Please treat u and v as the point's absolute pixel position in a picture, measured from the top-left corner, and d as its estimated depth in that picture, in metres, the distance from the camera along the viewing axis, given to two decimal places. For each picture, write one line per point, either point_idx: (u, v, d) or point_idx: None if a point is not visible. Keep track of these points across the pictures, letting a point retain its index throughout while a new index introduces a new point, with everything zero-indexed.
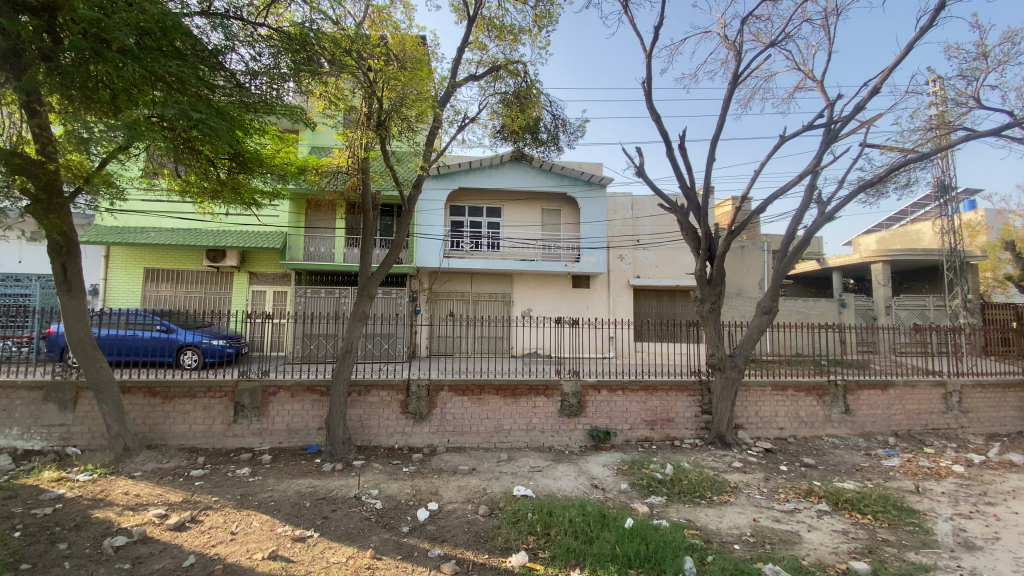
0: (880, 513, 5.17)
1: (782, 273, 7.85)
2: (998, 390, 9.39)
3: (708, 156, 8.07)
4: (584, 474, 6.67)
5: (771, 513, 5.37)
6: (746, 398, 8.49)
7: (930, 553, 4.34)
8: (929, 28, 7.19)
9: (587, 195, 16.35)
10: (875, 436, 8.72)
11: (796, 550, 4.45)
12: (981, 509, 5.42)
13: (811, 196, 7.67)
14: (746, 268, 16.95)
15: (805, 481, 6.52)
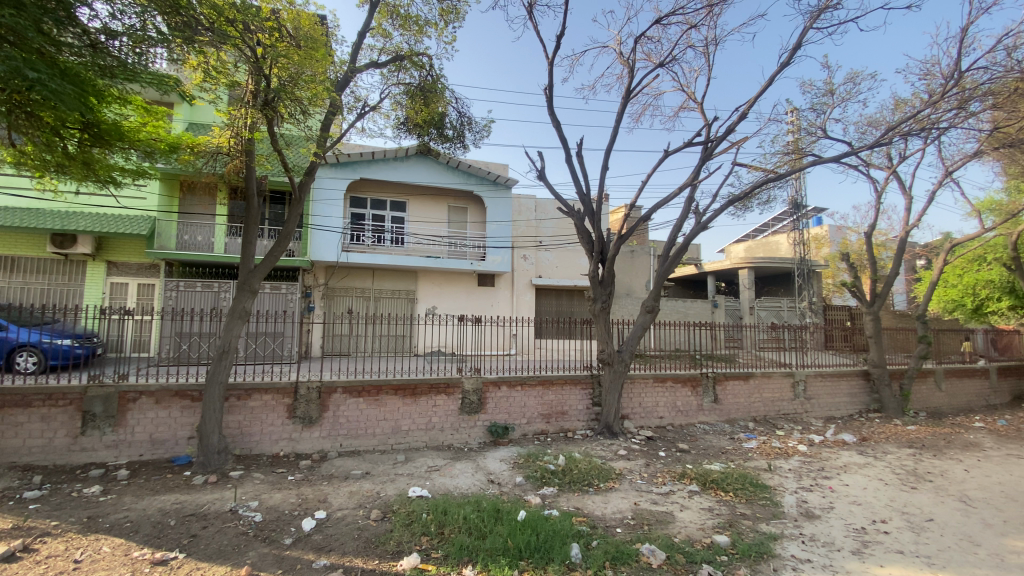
0: (739, 491, 5.84)
1: (664, 276, 8.53)
2: (834, 379, 11.04)
3: (602, 164, 8.53)
4: (480, 471, 6.71)
5: (650, 496, 5.82)
6: (632, 390, 9.15)
7: (778, 523, 4.98)
8: (787, 65, 8.22)
9: (493, 194, 16.52)
10: (738, 422, 9.85)
11: (670, 529, 4.86)
12: (818, 482, 6.33)
13: (689, 207, 8.42)
14: (636, 271, 18.27)
15: (679, 464, 7.17)
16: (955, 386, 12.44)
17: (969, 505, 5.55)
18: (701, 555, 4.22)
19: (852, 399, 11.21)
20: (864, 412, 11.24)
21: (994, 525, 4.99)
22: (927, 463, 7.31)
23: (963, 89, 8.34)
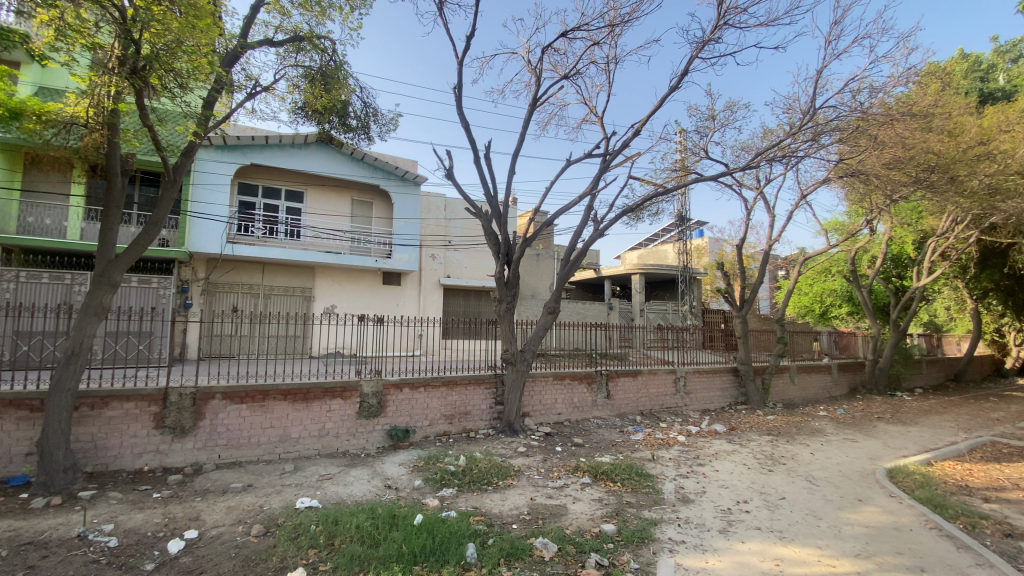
0: (627, 481, 6.25)
1: (564, 280, 8.89)
2: (710, 375, 12.26)
3: (509, 168, 8.69)
4: (377, 476, 6.49)
5: (546, 491, 6.02)
6: (532, 389, 9.42)
7: (659, 509, 5.40)
8: (677, 88, 8.97)
9: (399, 190, 16.09)
10: (628, 416, 10.55)
11: (562, 521, 5.08)
12: (694, 470, 6.98)
13: (589, 215, 8.87)
14: (541, 274, 18.83)
15: (574, 459, 7.52)
16: (805, 380, 14.40)
17: (812, 483, 6.45)
18: (590, 544, 4.45)
19: (724, 393, 12.51)
20: (734, 404, 12.60)
21: (830, 499, 5.84)
22: (782, 448, 8.38)
23: (816, 124, 9.66)
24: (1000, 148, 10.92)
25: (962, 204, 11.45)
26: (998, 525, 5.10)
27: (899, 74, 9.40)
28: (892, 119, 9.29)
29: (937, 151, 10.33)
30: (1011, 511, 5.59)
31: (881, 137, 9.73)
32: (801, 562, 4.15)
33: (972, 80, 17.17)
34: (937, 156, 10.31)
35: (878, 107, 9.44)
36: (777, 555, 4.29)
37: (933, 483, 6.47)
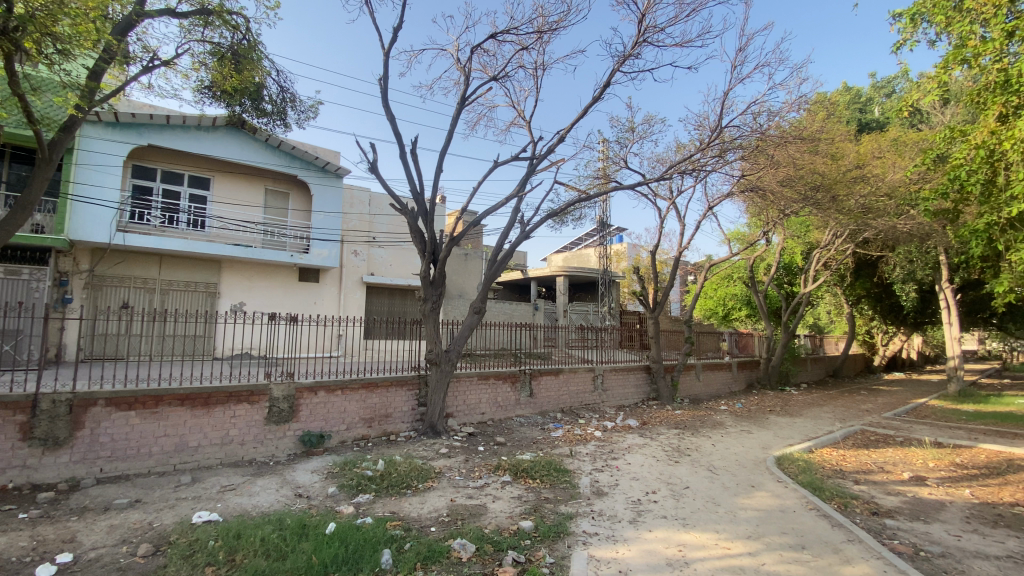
0: (545, 477, 6.42)
1: (491, 281, 8.92)
2: (625, 372, 12.88)
3: (436, 167, 8.58)
4: (287, 485, 6.13)
5: (465, 491, 6.01)
6: (456, 389, 9.38)
7: (575, 504, 5.59)
8: (599, 99, 9.33)
9: (319, 182, 15.32)
10: (549, 413, 10.81)
11: (481, 521, 5.10)
12: (608, 463, 7.30)
13: (516, 216, 8.97)
14: (468, 273, 18.76)
15: (495, 458, 7.57)
16: (709, 376, 15.62)
17: (713, 472, 6.99)
18: (508, 542, 4.51)
19: (638, 389, 13.20)
20: (647, 400, 13.34)
21: (728, 486, 6.37)
22: (688, 440, 9.00)
23: (722, 141, 10.47)
24: (872, 173, 12.48)
25: (841, 220, 12.96)
26: (863, 504, 5.83)
27: (792, 101, 10.44)
28: (786, 142, 10.30)
29: (822, 173, 11.63)
30: (875, 490, 6.43)
31: (777, 157, 10.76)
32: (701, 546, 4.48)
33: (851, 111, 19.46)
34: (821, 177, 11.62)
35: (775, 129, 10.44)
36: (681, 541, 4.59)
37: (814, 468, 7.27)
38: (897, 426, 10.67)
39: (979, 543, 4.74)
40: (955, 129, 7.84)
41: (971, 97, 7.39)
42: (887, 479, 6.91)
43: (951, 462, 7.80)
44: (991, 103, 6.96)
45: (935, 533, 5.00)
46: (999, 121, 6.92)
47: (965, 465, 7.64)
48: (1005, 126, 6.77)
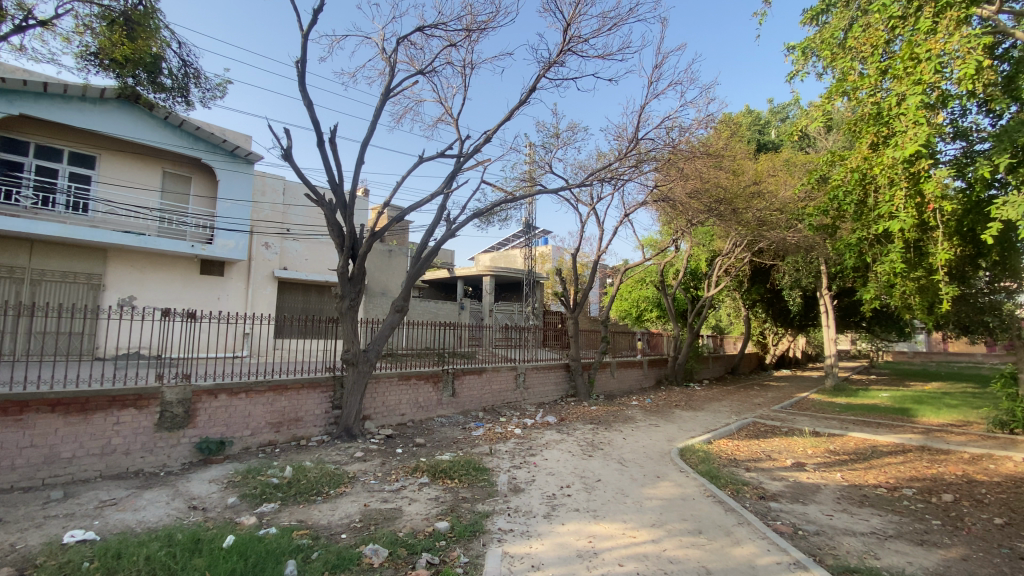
0: (463, 476, 6.40)
1: (414, 279, 8.74)
2: (546, 370, 13.18)
3: (357, 158, 8.26)
4: (179, 497, 5.59)
5: (380, 495, 5.84)
6: (375, 390, 9.09)
7: (491, 502, 5.63)
8: (525, 102, 9.47)
9: (228, 167, 14.15)
10: (471, 412, 10.78)
11: (396, 524, 4.98)
12: (526, 460, 7.44)
13: (441, 214, 8.86)
14: (392, 270, 18.24)
15: (413, 459, 7.43)
16: (623, 373, 16.46)
17: (624, 465, 7.37)
18: (422, 544, 4.44)
19: (558, 387, 13.57)
20: (566, 397, 13.75)
21: (636, 478, 6.73)
22: (602, 435, 9.41)
23: (639, 152, 11.04)
24: (767, 189, 13.77)
25: (740, 230, 14.20)
26: (753, 489, 6.43)
27: (701, 119, 11.26)
28: (695, 156, 11.08)
29: (724, 187, 12.69)
30: (763, 477, 7.11)
31: (686, 170, 11.56)
32: (609, 536, 4.70)
33: (751, 133, 21.35)
34: (723, 191, 12.67)
35: (686, 144, 11.20)
36: (591, 532, 4.79)
37: (712, 458, 7.91)
38: (782, 417, 11.89)
39: (844, 519, 5.41)
40: (835, 153, 8.86)
41: (850, 126, 8.35)
42: (774, 466, 7.68)
43: (825, 448, 8.83)
44: (864, 132, 7.94)
45: (811, 513, 5.62)
46: (869, 149, 7.92)
47: (836, 451, 8.68)
48: (874, 154, 7.76)
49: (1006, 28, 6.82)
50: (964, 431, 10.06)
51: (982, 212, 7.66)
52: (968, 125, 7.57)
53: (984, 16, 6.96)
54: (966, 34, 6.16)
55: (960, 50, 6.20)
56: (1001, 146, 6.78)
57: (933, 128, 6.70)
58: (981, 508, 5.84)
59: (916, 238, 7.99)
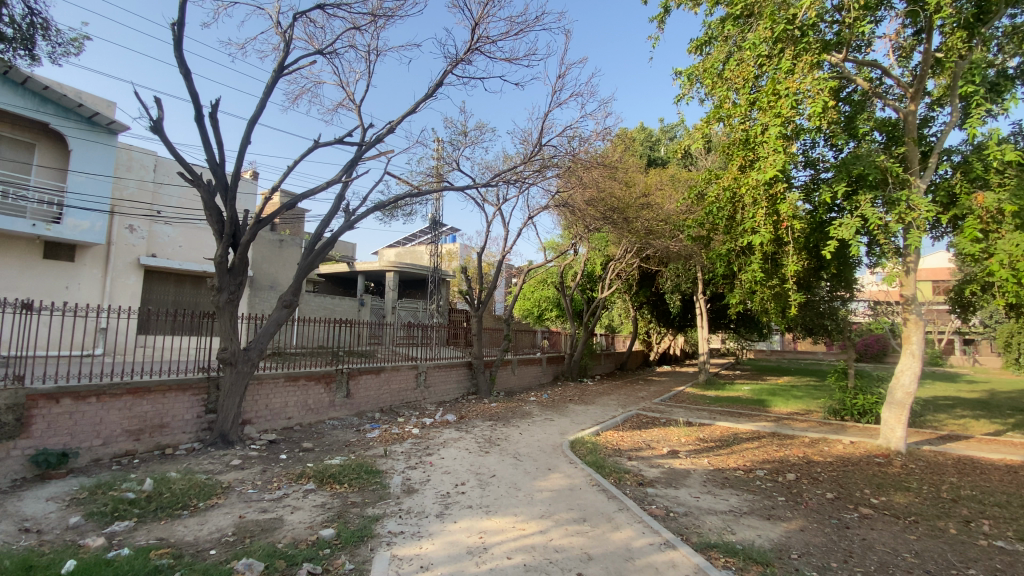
0: (354, 480, 6.15)
1: (306, 272, 8.18)
2: (447, 368, 13.08)
3: (243, 138, 7.55)
4: (2, 520, 4.71)
5: (258, 505, 5.40)
6: (257, 392, 8.39)
7: (382, 505, 5.46)
8: (431, 96, 9.32)
9: (84, 136, 12.20)
10: (366, 414, 10.35)
11: (274, 535, 4.63)
12: (422, 460, 7.33)
13: (338, 204, 8.40)
14: (282, 262, 16.96)
15: (299, 465, 6.97)
16: (523, 370, 16.87)
17: (518, 459, 7.56)
18: (303, 554, 4.18)
19: (459, 385, 13.54)
20: (466, 395, 13.75)
21: (529, 472, 6.95)
22: (499, 432, 9.57)
23: (543, 157, 11.37)
24: (655, 201, 14.96)
25: (631, 238, 15.27)
26: (633, 477, 6.95)
27: (599, 132, 11.92)
28: (593, 166, 11.69)
29: (618, 197, 13.59)
30: (643, 465, 7.72)
31: (584, 179, 12.18)
32: (499, 531, 4.80)
33: (643, 148, 23.06)
34: (616, 201, 13.57)
35: (585, 154, 11.76)
36: (482, 528, 4.85)
37: (600, 449, 8.42)
38: (662, 409, 12.99)
39: (708, 500, 6.06)
40: (712, 173, 9.86)
41: (724, 149, 9.34)
42: (653, 454, 8.37)
43: (696, 437, 9.81)
44: (735, 155, 8.94)
45: (681, 496, 6.22)
46: (739, 170, 8.93)
47: (705, 439, 9.67)
48: (742, 175, 8.77)
49: (846, 76, 8.07)
50: (805, 418, 11.75)
51: (823, 231, 8.98)
52: (815, 156, 8.85)
53: (831, 63, 8.16)
54: (815, 77, 7.19)
55: (812, 91, 7.21)
56: (839, 176, 8.00)
57: (788, 156, 7.74)
58: (814, 484, 6.86)
59: (773, 251, 9.17)
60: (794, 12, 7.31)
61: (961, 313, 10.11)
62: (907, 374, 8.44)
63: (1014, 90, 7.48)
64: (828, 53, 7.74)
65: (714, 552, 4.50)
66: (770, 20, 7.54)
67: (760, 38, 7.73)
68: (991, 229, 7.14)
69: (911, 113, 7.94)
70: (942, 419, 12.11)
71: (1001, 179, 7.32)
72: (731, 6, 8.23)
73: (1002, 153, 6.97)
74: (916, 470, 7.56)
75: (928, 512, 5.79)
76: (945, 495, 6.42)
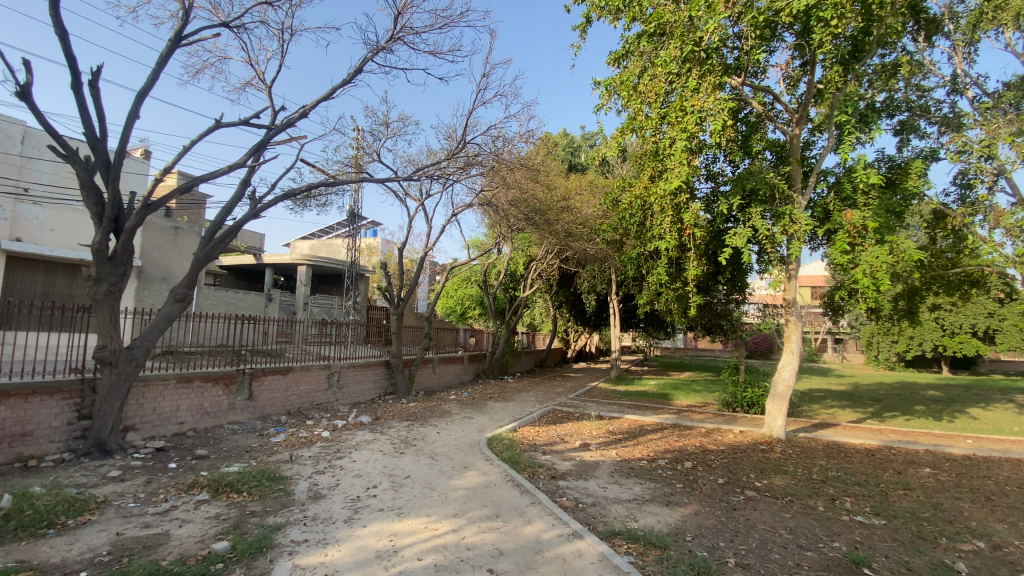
0: (254, 488, 5.74)
1: (203, 263, 7.49)
2: (362, 368, 12.62)
3: (129, 111, 6.75)
4: None
5: (140, 520, 4.86)
6: (142, 395, 7.56)
7: (285, 513, 5.15)
8: (351, 83, 8.92)
9: None
10: (271, 417, 9.68)
11: (159, 553, 4.20)
12: (332, 464, 7.01)
13: (243, 191, 7.78)
14: (177, 252, 15.41)
15: (191, 474, 6.37)
16: (443, 369, 16.70)
17: (434, 459, 7.48)
18: (192, 571, 3.82)
19: (375, 385, 13.11)
20: (383, 395, 13.34)
21: (444, 471, 6.90)
22: (416, 431, 9.40)
23: (467, 155, 11.31)
24: (574, 205, 15.47)
25: (551, 239, 15.67)
26: (546, 470, 7.14)
27: (522, 134, 12.11)
28: (516, 166, 11.81)
29: (540, 199, 13.90)
30: (556, 458, 7.97)
31: (508, 179, 12.31)
32: (411, 532, 4.71)
33: (565, 153, 23.76)
34: (538, 203, 13.87)
35: (509, 154, 11.87)
36: (393, 531, 4.73)
37: (515, 445, 8.56)
38: (577, 404, 13.50)
39: (615, 490, 6.39)
40: (626, 181, 10.40)
41: (637, 158, 9.90)
42: (566, 448, 8.66)
43: (606, 430, 10.29)
44: (647, 165, 9.49)
45: (591, 487, 6.50)
46: (649, 180, 9.52)
47: (614, 431, 10.19)
48: (651, 184, 9.36)
49: (744, 98, 8.85)
50: (703, 410, 12.77)
51: (721, 239, 9.81)
52: (716, 170, 9.62)
53: (732, 85, 8.90)
54: (717, 97, 7.83)
55: (714, 110, 7.86)
56: (735, 189, 8.77)
57: (692, 169, 8.35)
58: (708, 470, 7.48)
59: (677, 256, 9.84)
60: (700, 35, 7.90)
61: (832, 315, 11.49)
62: (787, 369, 9.45)
63: (876, 122, 8.63)
64: (729, 76, 8.45)
65: (618, 539, 4.75)
66: (680, 40, 8.08)
67: (671, 56, 8.26)
68: (856, 242, 8.18)
69: (797, 136, 8.88)
70: (815, 409, 13.72)
71: (865, 200, 8.42)
72: (646, 23, 8.71)
73: (866, 176, 8.02)
74: (793, 455, 8.49)
75: (801, 492, 6.54)
76: (815, 476, 7.29)
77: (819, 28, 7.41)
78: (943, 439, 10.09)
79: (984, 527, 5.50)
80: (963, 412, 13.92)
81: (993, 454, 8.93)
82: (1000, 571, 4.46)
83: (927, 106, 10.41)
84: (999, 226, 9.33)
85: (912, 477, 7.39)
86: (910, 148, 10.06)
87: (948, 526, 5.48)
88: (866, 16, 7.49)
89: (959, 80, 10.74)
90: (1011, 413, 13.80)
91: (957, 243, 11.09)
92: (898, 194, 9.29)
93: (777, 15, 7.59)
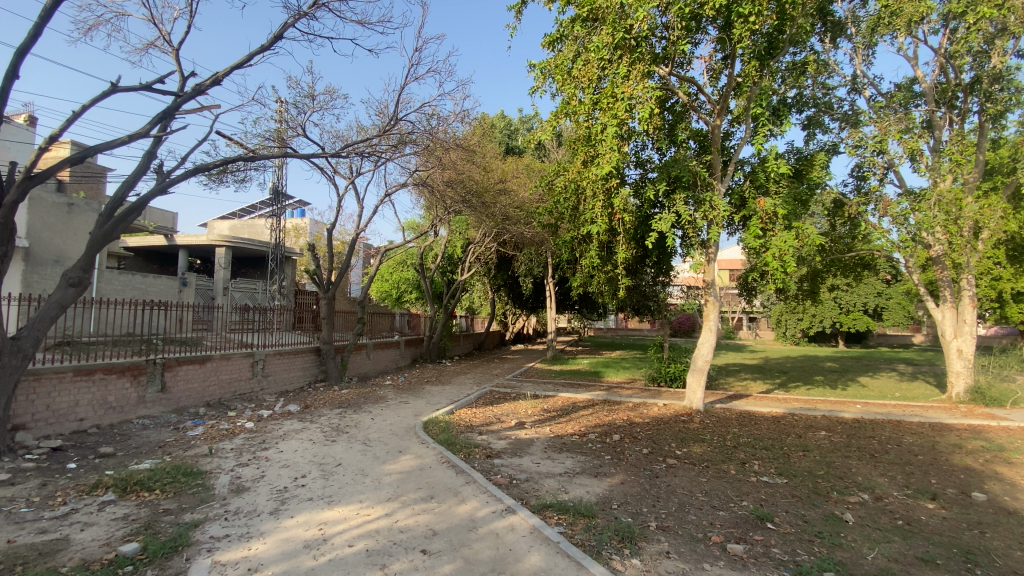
0: (168, 485, 5.37)
1: (102, 244, 6.75)
2: (290, 356, 12.02)
3: (6, 70, 5.79)
4: None
5: (33, 526, 4.40)
6: (32, 391, 6.79)
7: (203, 508, 4.87)
8: (270, 50, 8.28)
9: None
10: (187, 409, 9.01)
11: (55, 560, 3.82)
12: (256, 456, 6.69)
13: (147, 163, 7.03)
14: (71, 232, 13.83)
15: (94, 474, 5.83)
16: (378, 354, 16.32)
17: (367, 445, 7.34)
18: None
19: (305, 372, 12.57)
20: (313, 382, 12.84)
21: (379, 456, 6.80)
22: (349, 419, 9.16)
23: (401, 132, 10.86)
24: (511, 188, 15.52)
25: (488, 221, 15.64)
26: (482, 450, 7.24)
27: (457, 113, 11.88)
28: (451, 147, 11.60)
29: (476, 180, 13.79)
30: (491, 438, 8.08)
31: (443, 160, 11.99)
32: (341, 519, 4.63)
33: (502, 136, 23.64)
34: (474, 185, 13.73)
35: (444, 133, 11.61)
36: (322, 520, 4.62)
37: (451, 427, 8.56)
38: (513, 385, 13.71)
39: (548, 465, 6.62)
40: (560, 165, 10.53)
41: (571, 142, 10.04)
42: (501, 427, 8.81)
43: (540, 408, 10.58)
44: (580, 150, 9.72)
45: (524, 463, 6.69)
46: (582, 165, 9.77)
47: (548, 410, 10.47)
48: (584, 169, 9.59)
49: (670, 88, 9.18)
50: (631, 386, 13.43)
51: (647, 223, 10.24)
52: (644, 157, 9.98)
53: (660, 75, 9.21)
54: (645, 85, 8.12)
55: (644, 98, 8.13)
56: (662, 176, 9.19)
57: (622, 155, 8.63)
58: (634, 442, 7.92)
59: (608, 240, 10.19)
60: (631, 22, 8.00)
61: (746, 296, 12.41)
62: (705, 346, 10.10)
63: (786, 116, 9.28)
64: (658, 64, 8.66)
65: (549, 511, 4.93)
66: (611, 27, 8.16)
67: (603, 42, 8.35)
68: (768, 227, 8.82)
69: (718, 126, 9.37)
70: (731, 381, 14.87)
71: (775, 188, 9.10)
72: (579, 7, 8.79)
73: (777, 167, 8.67)
74: (709, 425, 9.15)
75: (716, 458, 7.10)
76: (728, 442, 7.92)
77: (739, 23, 7.77)
78: (838, 405, 11.30)
79: (867, 480, 6.24)
80: (853, 381, 15.61)
81: (877, 417, 10.11)
82: (880, 518, 5.09)
83: (831, 103, 11.36)
84: (886, 214, 10.44)
85: (810, 440, 8.24)
86: (816, 142, 11.00)
87: (838, 482, 6.18)
88: (779, 15, 8.02)
89: (858, 80, 11.80)
90: (892, 380, 15.61)
91: (853, 230, 12.33)
92: (805, 183, 10.11)
93: (702, 8, 7.91)
